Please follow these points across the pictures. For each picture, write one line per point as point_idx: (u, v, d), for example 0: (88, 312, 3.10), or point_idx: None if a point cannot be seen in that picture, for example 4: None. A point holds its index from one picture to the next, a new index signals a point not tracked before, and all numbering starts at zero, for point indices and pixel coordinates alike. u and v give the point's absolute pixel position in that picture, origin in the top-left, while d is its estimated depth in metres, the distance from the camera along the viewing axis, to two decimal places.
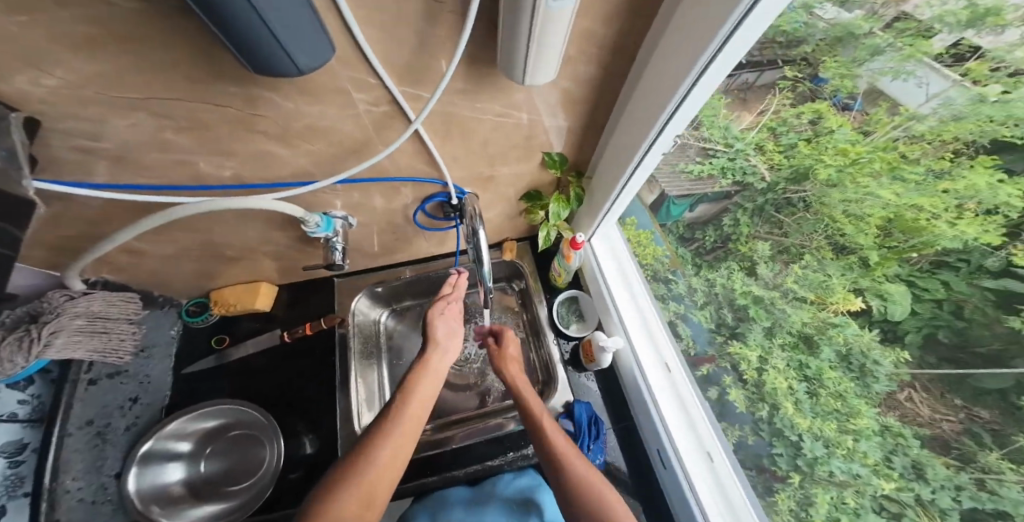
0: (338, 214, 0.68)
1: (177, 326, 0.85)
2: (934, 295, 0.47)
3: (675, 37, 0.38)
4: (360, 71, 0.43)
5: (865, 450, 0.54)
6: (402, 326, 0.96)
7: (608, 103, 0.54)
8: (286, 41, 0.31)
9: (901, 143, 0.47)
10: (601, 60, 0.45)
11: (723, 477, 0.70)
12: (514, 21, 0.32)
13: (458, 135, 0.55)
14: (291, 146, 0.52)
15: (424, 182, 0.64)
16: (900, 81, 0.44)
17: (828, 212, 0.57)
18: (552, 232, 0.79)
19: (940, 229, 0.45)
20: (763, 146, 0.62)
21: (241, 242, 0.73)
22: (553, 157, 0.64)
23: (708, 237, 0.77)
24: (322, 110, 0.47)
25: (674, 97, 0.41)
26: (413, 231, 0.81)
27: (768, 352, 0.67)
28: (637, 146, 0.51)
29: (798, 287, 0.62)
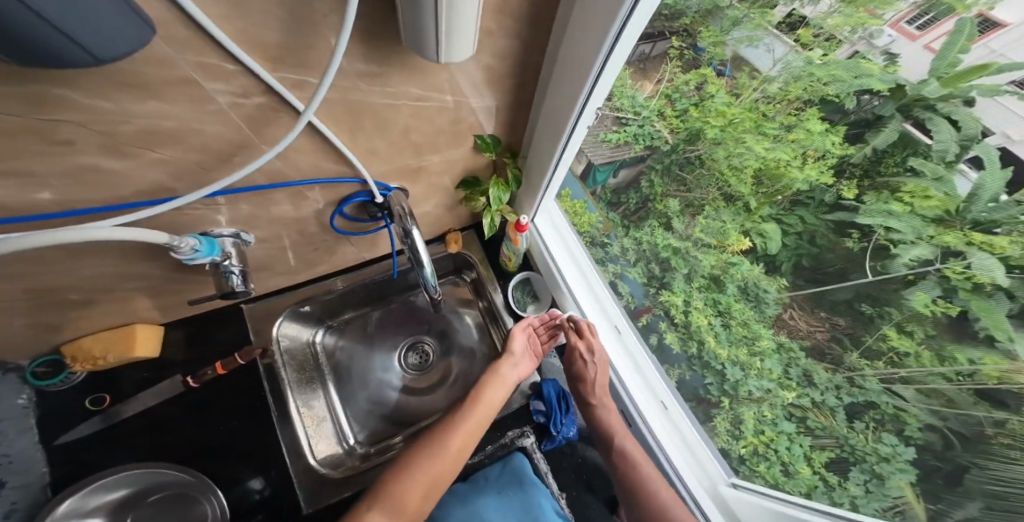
0: (225, 231, 0.56)
1: (26, 393, 0.67)
2: (796, 229, 0.57)
3: (584, 13, 0.39)
4: (204, 53, 0.32)
5: (770, 367, 0.67)
6: (344, 342, 0.89)
7: (531, 80, 0.55)
8: (73, 30, 0.23)
9: (761, 104, 0.55)
10: (519, 33, 0.45)
11: (677, 420, 0.79)
12: (418, 25, 0.27)
13: (369, 127, 0.49)
14: (123, 157, 0.38)
15: (339, 183, 0.57)
16: (754, 47, 0.52)
17: (716, 167, 0.65)
18: (495, 218, 0.78)
19: (794, 173, 0.54)
20: (663, 112, 0.67)
21: (87, 284, 0.56)
22: (485, 140, 0.63)
23: (632, 199, 0.82)
24: (162, 107, 0.35)
25: (591, 72, 0.42)
26: (334, 238, 0.73)
27: (689, 296, 0.78)
28: (565, 123, 0.53)
29: (704, 236, 0.71)
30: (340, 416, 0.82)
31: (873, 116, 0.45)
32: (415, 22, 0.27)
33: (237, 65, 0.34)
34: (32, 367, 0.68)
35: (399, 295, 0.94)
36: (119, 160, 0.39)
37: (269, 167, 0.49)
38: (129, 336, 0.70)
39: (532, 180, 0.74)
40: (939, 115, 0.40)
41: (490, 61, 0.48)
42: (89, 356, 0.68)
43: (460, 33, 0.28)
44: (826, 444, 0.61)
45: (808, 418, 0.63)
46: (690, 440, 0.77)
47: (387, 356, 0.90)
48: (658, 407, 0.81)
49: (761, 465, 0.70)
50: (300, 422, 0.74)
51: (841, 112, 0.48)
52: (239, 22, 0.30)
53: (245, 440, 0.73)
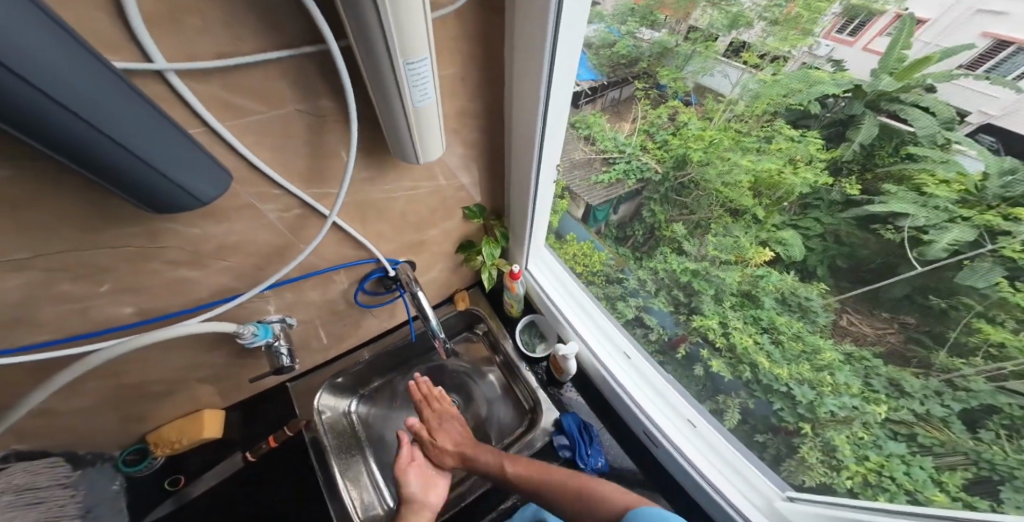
0: (274, 318, 0.68)
1: (119, 480, 0.77)
2: (815, 231, 0.66)
3: (519, 97, 0.53)
4: (261, 185, 0.46)
5: (846, 381, 0.69)
6: (376, 410, 0.95)
7: (499, 154, 0.68)
8: (180, 177, 0.36)
9: (733, 122, 0.68)
10: (481, 125, 0.60)
11: (707, 436, 0.82)
12: (397, 136, 0.39)
13: (377, 215, 0.62)
14: (202, 266, 0.51)
15: (358, 265, 0.69)
16: (710, 75, 0.64)
17: (712, 187, 0.78)
18: (492, 272, 0.88)
19: (790, 179, 0.65)
20: (645, 145, 0.80)
21: (163, 379, 0.67)
22: (472, 210, 0.76)
23: (637, 231, 0.94)
24: (228, 227, 0.49)
25: (536, 132, 0.55)
26: (359, 314, 0.83)
27: (724, 316, 0.85)
28: (529, 176, 0.65)
29: (720, 253, 0.82)
30: (380, 479, 0.86)
31: (846, 115, 0.55)
32: (395, 135, 0.39)
33: (280, 188, 0.47)
34: (125, 454, 0.78)
35: (418, 359, 1.02)
36: (200, 270, 0.52)
37: (306, 261, 0.62)
38: (198, 421, 0.80)
39: (517, 233, 0.86)
40: (909, 104, 0.48)
41: (461, 151, 0.62)
42: (166, 442, 0.78)
43: (426, 135, 0.39)
44: (956, 463, 0.58)
45: (918, 435, 0.62)
46: (716, 444, 0.81)
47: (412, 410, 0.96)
48: (686, 425, 0.84)
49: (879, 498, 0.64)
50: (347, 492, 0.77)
51: (811, 115, 0.58)
52: (281, 160, 0.45)
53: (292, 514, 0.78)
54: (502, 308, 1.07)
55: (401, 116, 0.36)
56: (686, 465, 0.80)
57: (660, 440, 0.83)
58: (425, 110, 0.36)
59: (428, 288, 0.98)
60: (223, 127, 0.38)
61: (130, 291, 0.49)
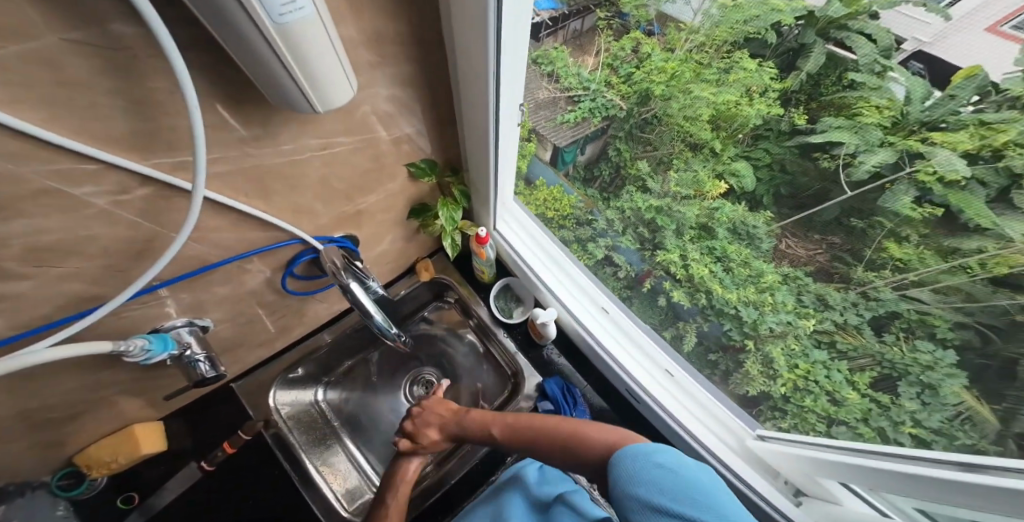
0: (178, 322, 0.58)
1: (63, 504, 0.70)
2: (764, 161, 0.59)
3: (461, 27, 0.41)
4: (54, 159, 0.31)
5: (782, 300, 0.68)
6: (346, 394, 0.90)
7: (445, 94, 0.57)
8: None
9: (695, 53, 0.58)
10: (407, 56, 0.47)
11: (686, 386, 0.85)
12: (273, 78, 0.27)
13: (281, 186, 0.50)
14: (34, 277, 0.39)
15: (276, 248, 0.58)
16: (672, 3, 0.54)
17: (674, 121, 0.68)
18: (456, 237, 0.82)
19: (747, 111, 0.56)
20: (609, 81, 0.70)
21: (48, 407, 0.57)
22: (419, 166, 0.66)
23: (604, 171, 0.84)
24: (44, 222, 0.36)
25: (488, 76, 0.45)
26: (296, 300, 0.74)
27: (685, 250, 0.79)
28: (485, 124, 0.56)
29: (681, 189, 0.73)
30: (364, 462, 0.85)
31: (799, 44, 0.48)
32: (269, 77, 0.27)
33: (97, 163, 0.34)
34: (58, 479, 0.69)
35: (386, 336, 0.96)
36: (30, 280, 0.40)
37: (193, 251, 0.50)
38: (131, 438, 0.70)
39: (479, 189, 0.76)
40: (856, 32, 0.43)
41: (390, 90, 0.50)
42: (101, 462, 0.69)
43: (318, 72, 0.28)
44: (865, 365, 0.61)
45: (837, 341, 0.63)
46: (695, 395, 0.84)
47: (392, 395, 0.93)
48: (664, 375, 0.87)
49: (807, 399, 0.70)
50: (322, 480, 0.75)
51: (768, 45, 0.51)
52: (83, 127, 0.31)
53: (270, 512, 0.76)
54: (473, 275, 1.01)
55: (266, 47, 0.25)
56: (663, 415, 0.84)
57: (642, 397, 0.85)
58: (300, 33, 0.25)
59: (382, 262, 0.89)
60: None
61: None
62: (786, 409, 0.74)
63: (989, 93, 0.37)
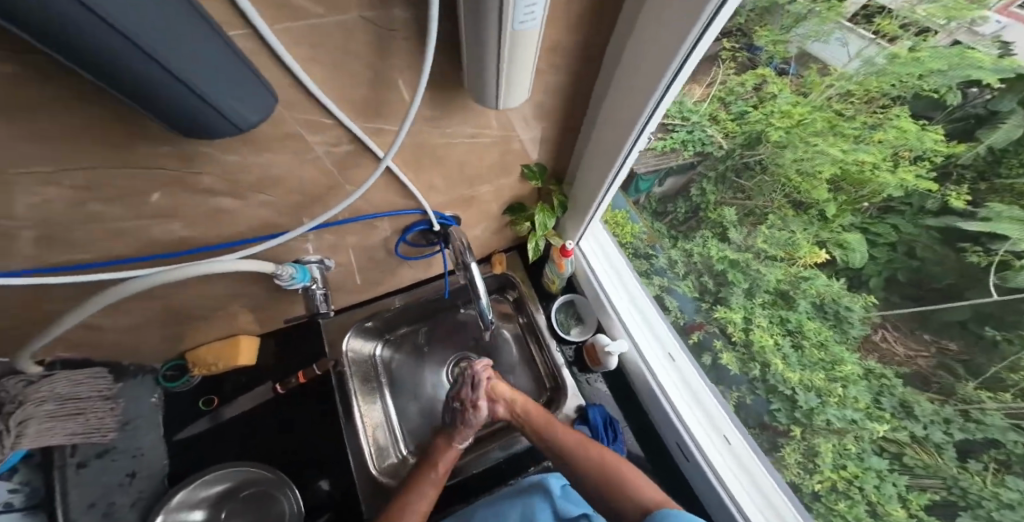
0: (312, 258, 0.66)
1: (158, 393, 0.81)
2: (887, 239, 0.58)
3: (635, 59, 0.41)
4: (307, 111, 0.38)
5: (855, 396, 0.66)
6: (399, 356, 0.93)
7: (585, 107, 0.56)
8: (225, 105, 0.29)
9: (835, 101, 0.56)
10: (570, 71, 0.47)
11: (742, 455, 0.77)
12: (481, 66, 0.29)
13: (431, 164, 0.53)
14: (242, 199, 0.47)
15: (401, 214, 0.62)
16: (823, 42, 0.52)
17: (782, 173, 0.66)
18: (540, 242, 0.82)
19: (884, 177, 0.55)
20: (716, 116, 0.68)
21: (203, 302, 0.68)
22: (532, 169, 0.67)
23: (680, 208, 0.85)
24: (276, 157, 0.43)
25: (642, 114, 0.44)
26: (395, 262, 0.78)
27: (751, 312, 0.79)
28: (614, 157, 0.55)
29: (767, 247, 0.73)
30: (396, 423, 0.87)
31: (986, 111, 0.44)
32: (479, 66, 0.30)
33: (332, 119, 0.39)
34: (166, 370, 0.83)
35: (450, 312, 0.97)
36: (239, 199, 0.47)
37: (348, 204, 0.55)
38: (234, 346, 0.82)
39: (579, 205, 0.75)
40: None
41: (539, 97, 0.50)
42: (205, 364, 0.82)
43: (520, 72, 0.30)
44: (930, 486, 0.59)
45: (905, 455, 0.62)
46: (753, 470, 0.76)
47: (437, 369, 0.94)
48: (721, 440, 0.79)
49: (841, 503, 0.68)
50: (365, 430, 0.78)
51: (942, 108, 0.47)
52: (338, 88, 0.36)
53: (316, 446, 0.82)
54: (541, 282, 1.00)
55: (494, 43, 0.26)
56: (717, 486, 0.75)
57: (694, 454, 0.78)
58: (526, 36, 0.26)
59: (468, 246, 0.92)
60: (269, 31, 0.28)
61: (161, 218, 0.46)
62: (813, 507, 0.71)
63: None
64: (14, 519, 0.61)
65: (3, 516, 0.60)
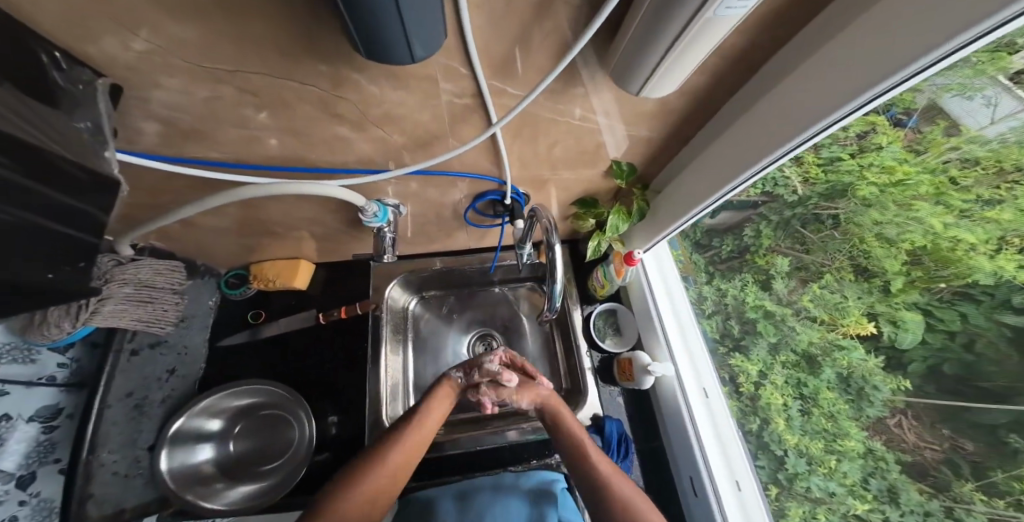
0: (391, 202, 0.64)
1: (215, 297, 0.86)
2: (948, 327, 0.50)
3: (828, 66, 0.35)
4: (453, 58, 0.37)
5: (845, 471, 0.59)
6: (430, 315, 0.93)
7: (704, 118, 0.51)
8: (411, 33, 0.28)
9: (953, 166, 0.47)
10: (716, 69, 0.42)
11: (753, 509, 0.67)
12: (643, 57, 0.33)
13: (528, 135, 0.51)
14: (362, 130, 0.47)
15: (481, 179, 0.60)
16: (964, 97, 0.44)
17: (858, 233, 0.58)
18: (603, 244, 0.76)
19: (978, 261, 0.46)
20: (800, 158, 0.59)
21: (282, 221, 0.70)
22: (620, 167, 0.60)
23: (726, 246, 0.79)
24: (406, 97, 0.42)
25: (806, 131, 0.38)
26: (457, 225, 0.77)
27: (768, 368, 0.71)
28: (733, 176, 0.48)
29: (811, 306, 0.65)
30: (411, 377, 0.87)
31: None
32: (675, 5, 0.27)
33: (469, 72, 0.39)
34: (230, 277, 0.88)
35: (479, 288, 0.95)
36: (354, 130, 0.48)
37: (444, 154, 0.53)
38: (294, 268, 0.85)
39: (658, 220, 0.68)
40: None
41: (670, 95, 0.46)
42: (265, 279, 0.85)
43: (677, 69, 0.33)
44: None
45: None
46: None
47: (458, 336, 0.92)
48: (731, 486, 0.70)
49: None
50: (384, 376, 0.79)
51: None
52: (487, 39, 0.35)
53: (340, 380, 0.83)
54: (586, 283, 0.93)
55: None
56: None
57: (706, 491, 0.69)
58: (707, 34, 0.29)
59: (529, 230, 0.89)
60: None
61: (287, 133, 0.47)
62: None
63: None
64: (51, 394, 0.62)
65: (44, 388, 0.61)
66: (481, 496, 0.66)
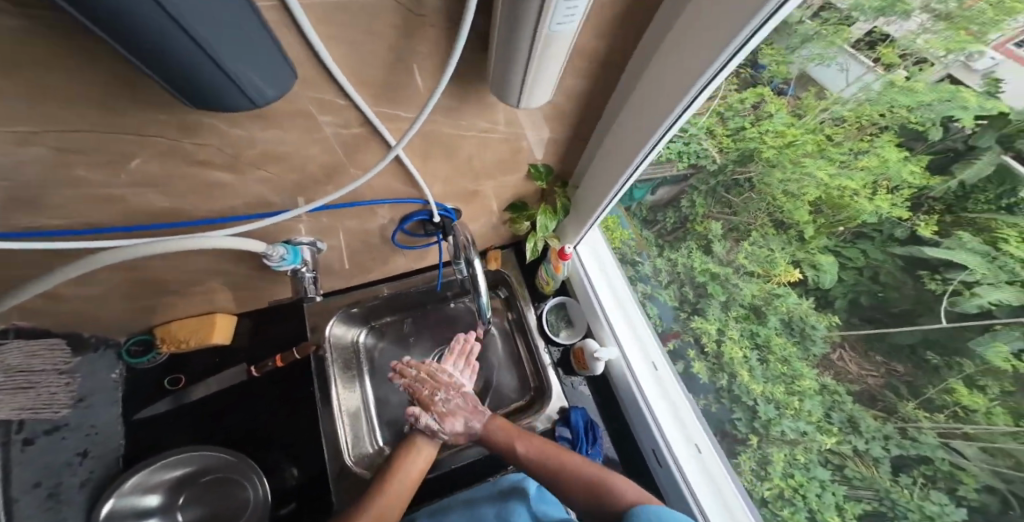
0: (303, 239, 0.63)
1: (119, 368, 0.77)
2: (856, 263, 0.55)
3: (663, 67, 0.40)
4: (322, 89, 0.38)
5: (809, 408, 0.64)
6: (384, 343, 0.90)
7: (597, 109, 0.54)
8: (237, 73, 0.27)
9: (828, 125, 0.53)
10: (590, 73, 0.46)
11: (711, 466, 0.76)
12: (508, 71, 0.34)
13: (438, 155, 0.53)
14: (240, 174, 0.46)
15: (402, 202, 0.61)
16: (825, 65, 0.49)
17: (769, 192, 0.63)
18: (539, 243, 0.80)
19: (862, 204, 0.52)
20: (713, 130, 0.64)
21: (180, 276, 0.65)
22: (538, 169, 0.64)
23: (669, 218, 0.82)
24: (281, 134, 0.42)
25: (667, 120, 0.43)
26: (390, 250, 0.76)
27: (724, 325, 0.77)
28: (629, 162, 0.53)
29: (747, 263, 0.70)
30: (374, 409, 0.84)
31: (967, 146, 0.43)
32: (513, 31, 0.29)
33: (346, 101, 0.39)
34: (133, 344, 0.79)
35: (437, 304, 0.93)
36: (230, 173, 0.46)
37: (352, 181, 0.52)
38: (210, 323, 0.78)
39: (583, 211, 0.72)
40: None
41: (557, 98, 0.50)
42: (175, 339, 0.78)
43: (543, 79, 0.35)
44: (863, 496, 0.59)
45: (846, 467, 0.60)
46: (716, 476, 0.75)
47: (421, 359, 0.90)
48: (692, 450, 0.77)
49: (785, 509, 0.69)
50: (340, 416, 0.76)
51: (925, 139, 0.46)
52: (353, 70, 0.36)
53: (277, 426, 0.79)
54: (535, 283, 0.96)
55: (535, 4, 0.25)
56: (685, 493, 0.73)
57: (668, 461, 0.76)
58: (554, 48, 0.30)
59: None
60: (299, 9, 0.28)
61: (150, 186, 0.44)
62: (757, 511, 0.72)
63: None
64: None
65: None
66: (455, 511, 0.68)
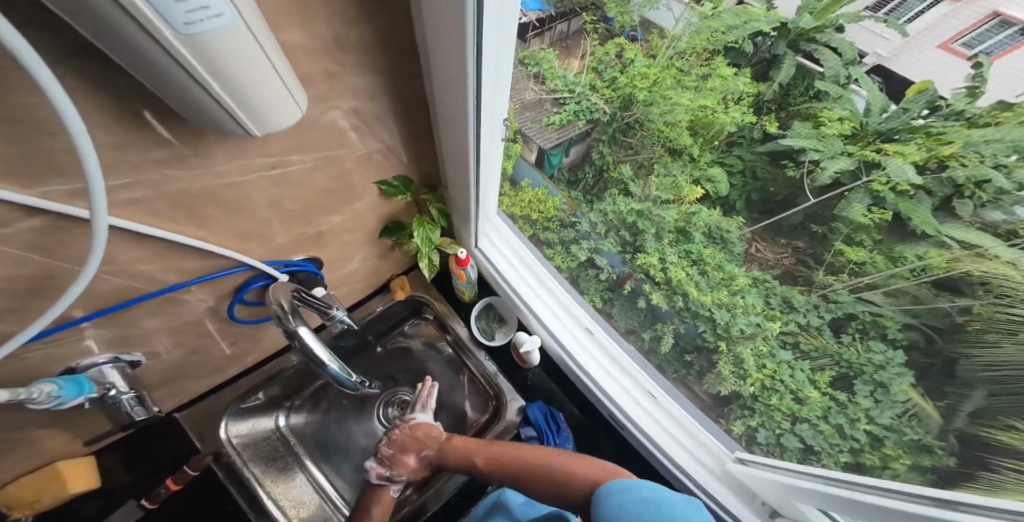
0: (101, 359, 0.45)
1: None
2: (738, 167, 0.57)
3: (434, 36, 0.34)
4: None
5: (752, 302, 0.66)
6: (310, 417, 0.82)
7: (421, 106, 0.47)
8: None
9: (677, 60, 0.54)
10: (375, 66, 0.37)
11: (670, 409, 0.80)
12: (190, 96, 0.21)
13: (226, 214, 0.39)
14: None
15: (221, 276, 0.46)
16: (657, 10, 0.50)
17: (654, 126, 0.62)
18: (433, 257, 0.71)
19: (722, 117, 0.54)
20: (594, 85, 0.63)
21: None
22: (391, 185, 0.55)
23: (589, 174, 0.76)
24: None
25: (468, 89, 0.38)
26: (253, 326, 0.62)
27: (663, 253, 0.74)
28: (466, 142, 0.47)
29: (660, 192, 0.68)
30: (327, 484, 0.78)
31: (771, 55, 0.47)
32: (150, 62, 0.18)
33: None
34: None
35: (361, 351, 0.86)
36: None
37: (107, 285, 0.37)
38: (58, 477, 0.64)
39: (462, 209, 0.67)
40: (822, 45, 0.41)
41: (354, 104, 0.40)
42: (23, 503, 0.62)
43: (260, 94, 0.23)
44: (824, 364, 0.61)
45: (800, 342, 0.63)
46: (677, 417, 0.80)
47: (365, 420, 0.84)
48: (647, 398, 0.82)
49: (773, 398, 0.70)
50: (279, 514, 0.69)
51: (745, 55, 0.48)
52: None
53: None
54: (455, 295, 0.94)
55: (109, 5, 0.15)
56: (646, 442, 0.79)
57: (625, 422, 0.81)
58: (227, 54, 0.19)
59: (350, 281, 0.77)
60: None
61: None
62: (754, 407, 0.73)
63: (940, 106, 0.36)
64: None
65: None
66: None
